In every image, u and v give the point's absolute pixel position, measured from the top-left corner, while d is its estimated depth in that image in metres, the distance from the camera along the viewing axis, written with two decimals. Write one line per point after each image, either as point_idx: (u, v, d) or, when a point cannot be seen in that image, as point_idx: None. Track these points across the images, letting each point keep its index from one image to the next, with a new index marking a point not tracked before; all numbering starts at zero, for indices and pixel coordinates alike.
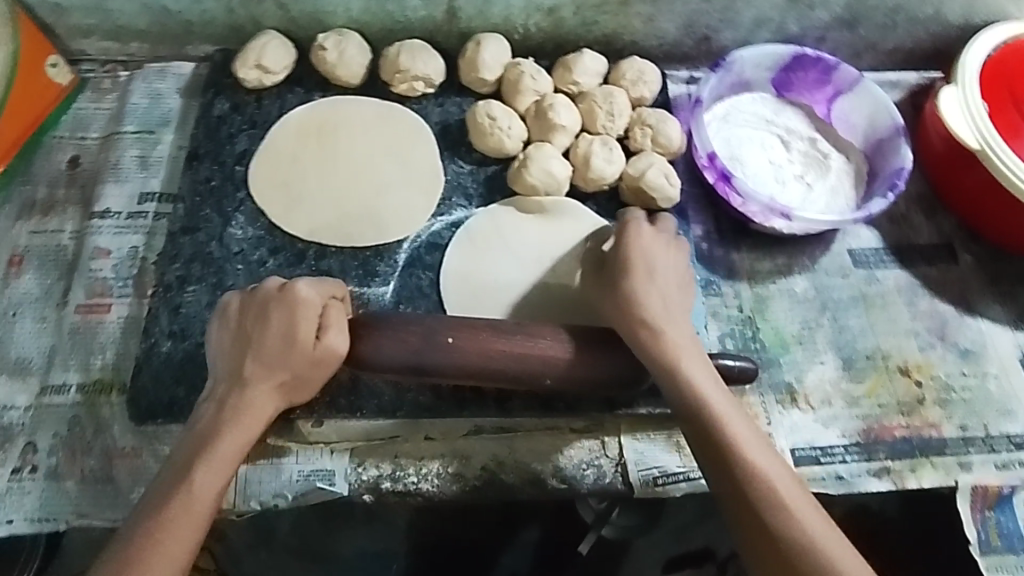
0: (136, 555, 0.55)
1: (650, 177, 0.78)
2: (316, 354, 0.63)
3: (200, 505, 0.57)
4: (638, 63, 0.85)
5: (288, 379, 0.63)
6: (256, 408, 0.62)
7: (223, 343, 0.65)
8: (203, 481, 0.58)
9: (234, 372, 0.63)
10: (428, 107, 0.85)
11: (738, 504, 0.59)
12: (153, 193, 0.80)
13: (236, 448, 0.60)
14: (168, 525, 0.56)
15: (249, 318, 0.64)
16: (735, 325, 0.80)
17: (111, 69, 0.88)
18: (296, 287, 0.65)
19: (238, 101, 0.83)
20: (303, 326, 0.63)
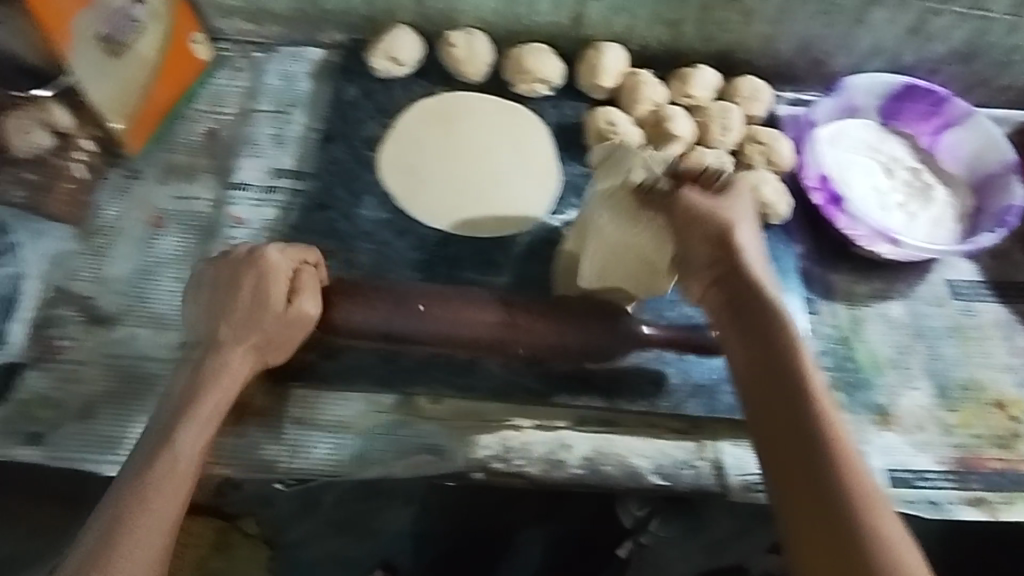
0: (125, 504, 0.53)
1: (764, 193, 0.81)
2: (287, 316, 0.66)
3: (187, 465, 0.57)
4: (754, 82, 0.87)
5: (261, 342, 0.65)
6: (232, 368, 0.63)
7: (198, 306, 0.67)
8: (187, 439, 0.58)
9: (207, 337, 0.65)
10: (544, 108, 0.89)
11: (797, 467, 0.51)
12: (287, 169, 0.84)
13: (215, 401, 0.61)
14: (163, 483, 0.55)
15: (221, 281, 0.65)
16: (831, 344, 0.82)
17: (246, 49, 0.92)
18: (267, 252, 0.66)
19: (368, 88, 0.88)
20: (272, 287, 0.65)
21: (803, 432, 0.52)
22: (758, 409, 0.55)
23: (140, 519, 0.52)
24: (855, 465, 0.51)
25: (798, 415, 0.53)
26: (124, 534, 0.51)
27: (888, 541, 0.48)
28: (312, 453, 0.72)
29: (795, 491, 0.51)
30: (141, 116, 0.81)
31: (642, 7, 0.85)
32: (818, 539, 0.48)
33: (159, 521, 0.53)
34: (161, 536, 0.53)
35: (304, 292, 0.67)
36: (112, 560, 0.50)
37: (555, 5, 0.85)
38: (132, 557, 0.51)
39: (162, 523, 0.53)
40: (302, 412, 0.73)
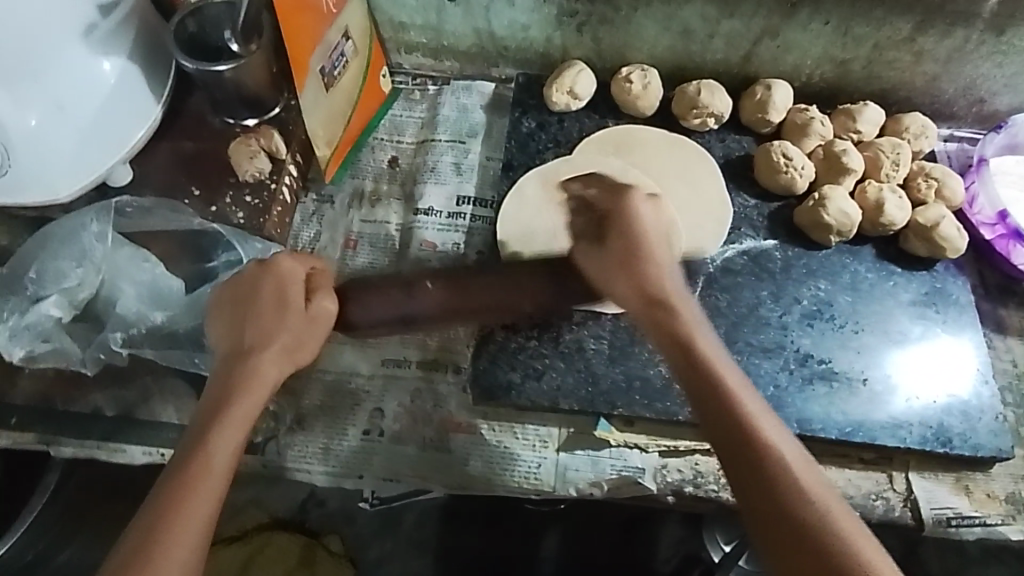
0: (164, 513, 0.51)
1: (944, 228, 0.82)
2: (310, 315, 0.65)
3: (221, 471, 0.54)
4: (921, 118, 0.89)
5: (288, 342, 0.62)
6: (268, 375, 0.60)
7: (220, 325, 0.64)
8: (221, 445, 0.55)
9: (235, 346, 0.62)
10: (711, 141, 0.91)
11: (754, 480, 0.54)
12: (470, 197, 0.89)
13: (250, 409, 0.58)
14: (190, 492, 0.52)
15: (236, 297, 0.64)
16: (1011, 380, 0.82)
17: (421, 81, 0.96)
18: (280, 262, 0.66)
19: (543, 120, 0.91)
20: (268, 290, 0.64)
21: (746, 441, 0.55)
22: (700, 415, 0.58)
23: (168, 535, 0.50)
24: (803, 471, 0.54)
25: (735, 425, 0.56)
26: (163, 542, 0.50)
27: (859, 549, 0.51)
28: (513, 472, 0.73)
29: (757, 504, 0.54)
30: (339, 143, 0.86)
31: (814, 46, 0.87)
32: (790, 554, 0.51)
33: (196, 523, 0.51)
34: (191, 548, 0.50)
35: (322, 290, 0.67)
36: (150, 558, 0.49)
37: (730, 44, 0.88)
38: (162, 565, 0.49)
39: (195, 532, 0.51)
40: (506, 430, 0.75)
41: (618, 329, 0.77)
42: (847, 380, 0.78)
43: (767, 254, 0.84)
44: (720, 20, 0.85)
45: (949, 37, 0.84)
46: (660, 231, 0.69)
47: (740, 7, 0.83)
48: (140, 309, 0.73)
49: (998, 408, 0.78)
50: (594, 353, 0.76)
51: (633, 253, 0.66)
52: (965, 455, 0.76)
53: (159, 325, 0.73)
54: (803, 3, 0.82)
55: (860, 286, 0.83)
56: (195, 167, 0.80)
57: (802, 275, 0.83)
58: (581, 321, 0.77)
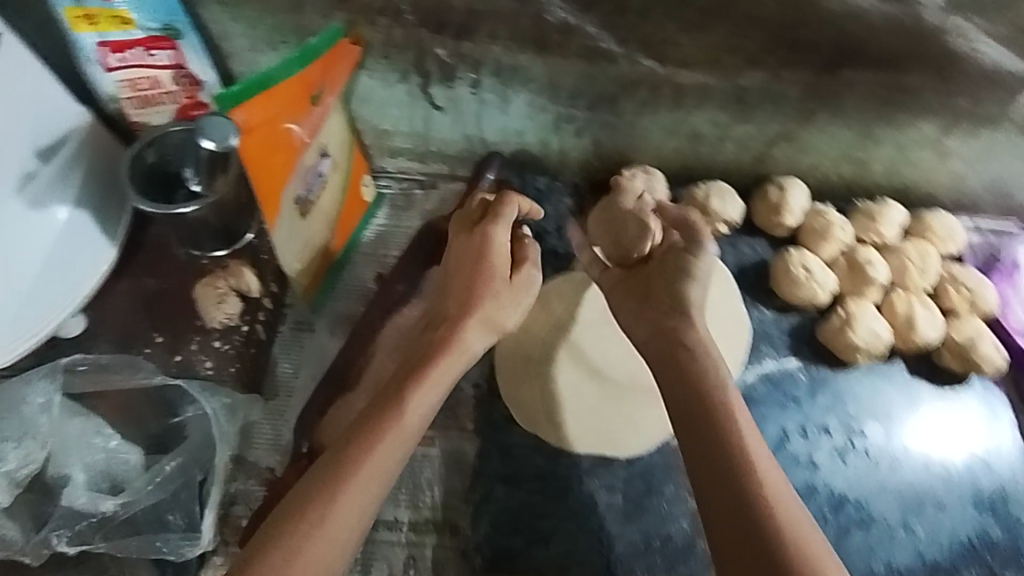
0: (347, 455, 0.55)
1: (981, 346, 0.76)
2: (513, 283, 0.69)
3: (410, 426, 0.58)
4: (946, 220, 0.84)
5: (488, 303, 0.66)
6: (470, 342, 0.64)
7: (446, 283, 0.68)
8: (416, 403, 0.59)
9: (438, 315, 0.66)
10: (722, 248, 0.85)
11: (718, 482, 0.52)
12: None
13: (448, 373, 0.62)
14: (379, 440, 0.56)
15: (465, 256, 0.68)
16: None
17: (407, 187, 0.90)
18: (495, 229, 0.68)
19: (540, 229, 0.85)
20: (497, 260, 0.67)
21: (722, 444, 0.54)
22: (677, 410, 0.57)
23: (345, 486, 0.53)
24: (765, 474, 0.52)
25: (706, 417, 0.55)
26: (345, 489, 0.53)
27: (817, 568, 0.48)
28: None
29: (717, 501, 0.52)
30: (319, 264, 0.78)
31: (832, 147, 0.81)
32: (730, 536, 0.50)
33: (356, 496, 0.53)
34: (371, 498, 0.54)
35: (529, 263, 0.71)
36: (286, 537, 0.50)
37: (741, 146, 0.82)
38: (331, 520, 0.51)
39: (365, 494, 0.53)
40: None
41: (632, 476, 0.71)
42: (887, 523, 0.71)
43: (791, 377, 0.78)
44: (732, 124, 0.79)
45: (977, 138, 0.78)
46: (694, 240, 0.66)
47: (753, 112, 0.77)
48: (89, 497, 0.65)
49: None
50: (606, 508, 0.69)
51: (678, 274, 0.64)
52: None
53: (111, 516, 0.64)
54: (820, 109, 0.76)
55: (895, 411, 0.76)
56: (157, 310, 0.74)
57: (830, 402, 0.76)
58: (591, 468, 0.71)
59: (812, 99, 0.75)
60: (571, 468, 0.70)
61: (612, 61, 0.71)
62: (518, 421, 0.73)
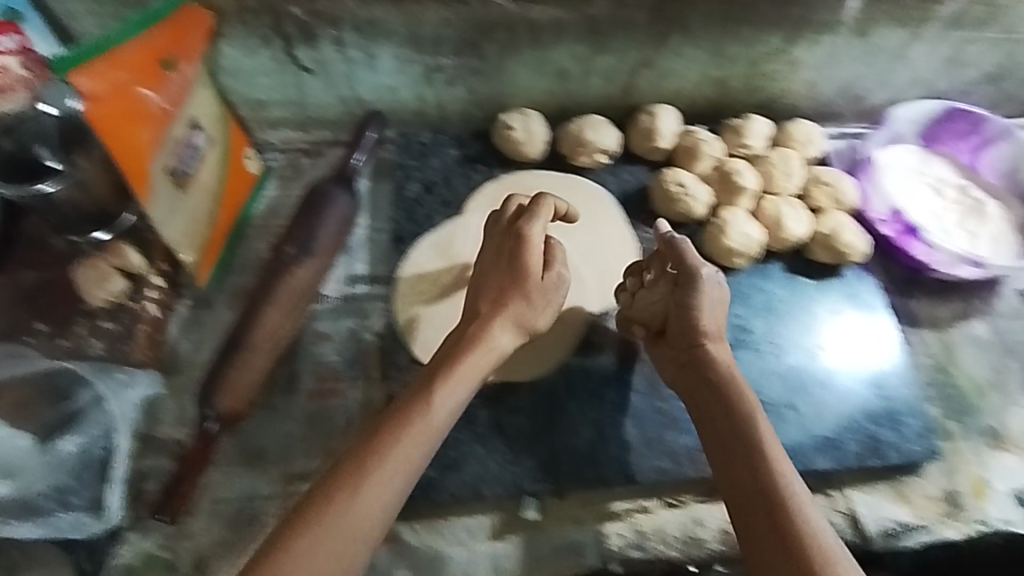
0: (373, 444, 0.58)
1: (842, 234, 0.81)
2: (543, 282, 0.69)
3: (434, 419, 0.60)
4: (805, 126, 0.89)
5: (518, 300, 0.68)
6: (495, 339, 0.66)
7: (480, 284, 0.70)
8: (441, 397, 0.62)
9: (470, 313, 0.68)
10: (605, 177, 0.89)
11: (732, 461, 0.60)
12: (363, 275, 0.82)
13: (476, 368, 0.64)
14: (403, 433, 0.59)
15: (490, 258, 0.71)
16: (930, 373, 0.82)
17: (295, 157, 0.92)
18: (527, 226, 0.70)
19: (428, 182, 0.88)
20: (529, 258, 0.69)
21: (734, 430, 0.61)
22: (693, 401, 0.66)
23: (372, 474, 0.57)
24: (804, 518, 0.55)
25: (748, 460, 0.59)
26: (369, 480, 0.56)
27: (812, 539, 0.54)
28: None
29: (728, 475, 0.60)
30: (208, 239, 0.79)
31: (691, 70, 0.86)
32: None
33: (381, 486, 0.56)
34: (391, 495, 0.56)
35: (557, 262, 0.71)
36: (315, 522, 0.54)
37: (607, 78, 0.86)
38: (362, 501, 0.55)
39: (390, 489, 0.57)
40: (431, 529, 0.70)
41: (536, 397, 0.74)
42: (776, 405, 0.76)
43: None
44: (593, 56, 0.82)
45: (818, 45, 0.84)
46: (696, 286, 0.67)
47: (609, 42, 0.81)
48: None
49: (922, 405, 0.78)
50: (513, 429, 0.72)
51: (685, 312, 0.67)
52: (903, 460, 0.74)
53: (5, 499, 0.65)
54: (671, 32, 0.80)
55: (775, 307, 0.82)
56: (39, 301, 0.73)
57: None
58: (495, 394, 0.74)
59: (659, 23, 0.79)
60: (477, 397, 0.73)
61: (464, 2, 0.74)
62: (419, 359, 0.75)
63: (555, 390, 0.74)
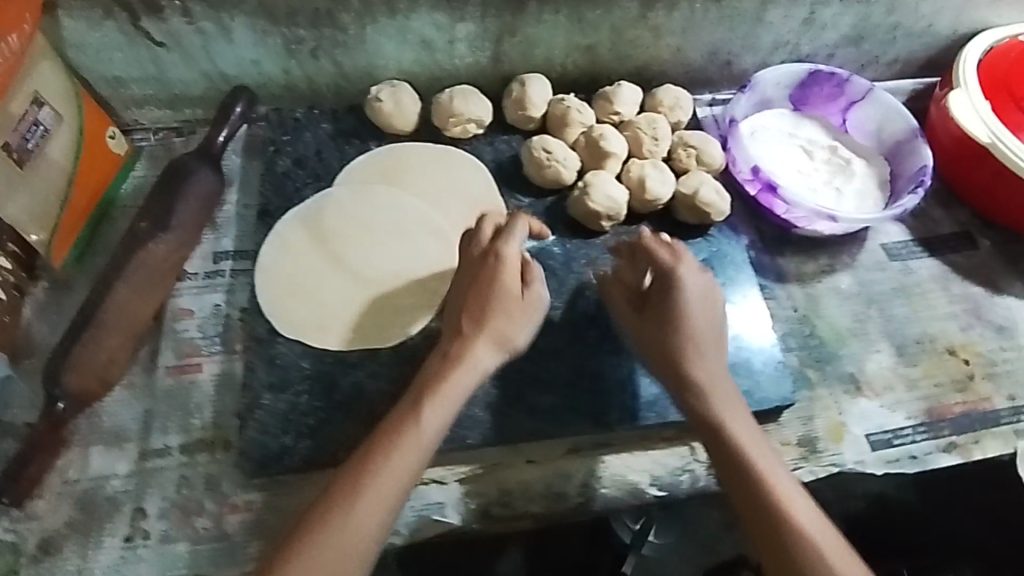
0: (366, 465, 0.61)
1: (703, 194, 0.83)
2: (524, 300, 0.72)
3: (425, 433, 0.64)
4: (672, 91, 0.91)
5: (501, 320, 0.70)
6: (478, 358, 0.68)
7: (455, 301, 0.72)
8: (431, 411, 0.64)
9: (454, 329, 0.70)
10: (480, 148, 0.90)
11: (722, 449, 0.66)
12: (228, 251, 0.82)
13: (461, 387, 0.66)
14: (396, 448, 0.62)
15: (460, 277, 0.73)
16: (793, 324, 0.85)
17: (166, 136, 0.89)
18: (503, 246, 0.72)
19: (299, 156, 0.87)
20: (502, 279, 0.71)
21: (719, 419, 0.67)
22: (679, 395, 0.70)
23: (365, 489, 0.60)
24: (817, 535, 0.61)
25: (732, 447, 0.66)
26: (364, 493, 0.60)
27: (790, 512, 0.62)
28: None
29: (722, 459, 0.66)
30: (66, 222, 0.77)
31: (555, 37, 0.87)
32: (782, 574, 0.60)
33: (376, 500, 0.60)
34: (383, 512, 0.61)
35: (535, 281, 0.74)
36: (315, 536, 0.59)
37: (473, 48, 0.87)
38: (360, 513, 0.60)
39: (382, 502, 0.61)
40: (288, 496, 0.70)
41: (399, 362, 0.75)
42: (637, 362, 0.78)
43: (546, 251, 0.83)
44: (454, 25, 0.84)
45: (676, 9, 0.87)
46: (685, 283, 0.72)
47: (467, 9, 0.82)
48: None
49: (781, 355, 0.81)
50: (374, 395, 0.73)
51: (672, 322, 0.71)
52: (758, 407, 0.77)
53: None
54: None
55: None
56: None
57: (583, 269, 0.83)
58: (356, 361, 0.74)
59: None
60: (338, 364, 0.74)
61: None
62: (281, 330, 0.75)
63: (417, 353, 0.75)
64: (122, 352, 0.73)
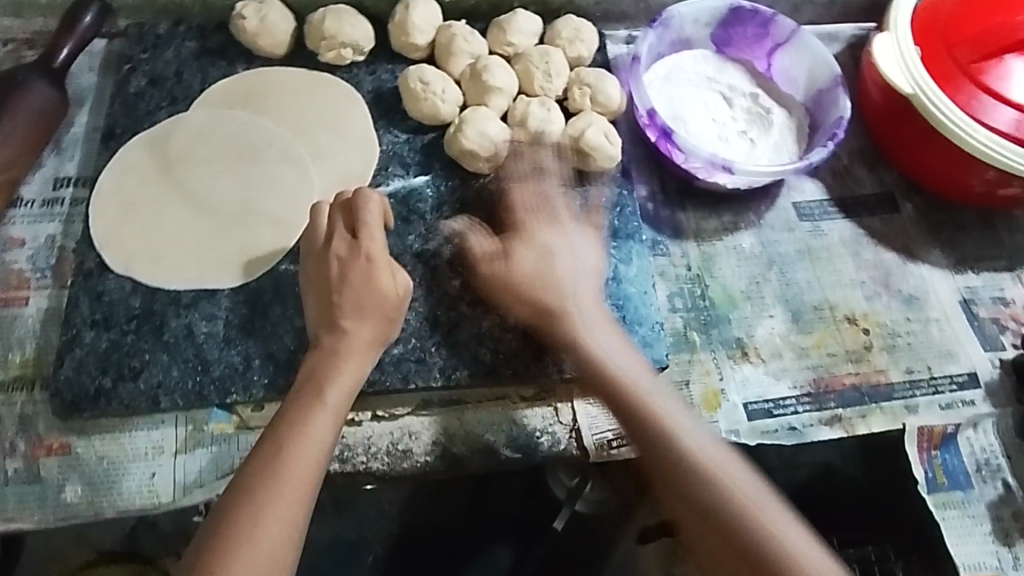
0: (280, 456, 0.59)
1: (589, 136, 0.77)
2: (397, 291, 0.68)
3: (331, 412, 0.62)
4: (573, 21, 0.83)
5: (381, 314, 0.66)
6: (359, 345, 0.65)
7: (317, 299, 0.66)
8: (332, 391, 0.63)
9: (326, 320, 0.66)
10: (359, 76, 0.81)
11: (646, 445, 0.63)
12: (70, 177, 0.75)
13: (356, 368, 0.64)
14: (305, 428, 0.60)
15: (322, 277, 0.66)
16: (684, 284, 0.80)
17: (15, 48, 0.81)
18: (370, 243, 0.67)
19: (156, 75, 0.79)
20: (376, 275, 0.67)
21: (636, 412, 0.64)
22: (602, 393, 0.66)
23: (281, 478, 0.58)
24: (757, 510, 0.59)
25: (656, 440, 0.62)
26: (282, 485, 0.58)
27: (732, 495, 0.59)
28: (120, 489, 0.64)
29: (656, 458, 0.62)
30: None
31: None
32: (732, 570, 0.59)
33: (299, 486, 0.58)
34: (304, 498, 0.58)
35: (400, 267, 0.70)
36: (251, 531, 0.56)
37: None
38: (285, 502, 0.57)
39: (302, 486, 0.58)
40: (108, 443, 0.65)
41: (237, 304, 0.69)
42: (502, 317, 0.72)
43: (417, 193, 0.77)
44: None
45: None
46: (565, 252, 0.71)
47: None
48: None
49: (659, 318, 0.75)
50: (205, 336, 0.67)
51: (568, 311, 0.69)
52: None
53: None
54: None
55: None
56: None
57: (454, 212, 0.76)
58: (191, 301, 0.68)
59: None
60: (170, 303, 0.68)
61: None
62: (112, 265, 0.69)
63: (258, 296, 0.69)
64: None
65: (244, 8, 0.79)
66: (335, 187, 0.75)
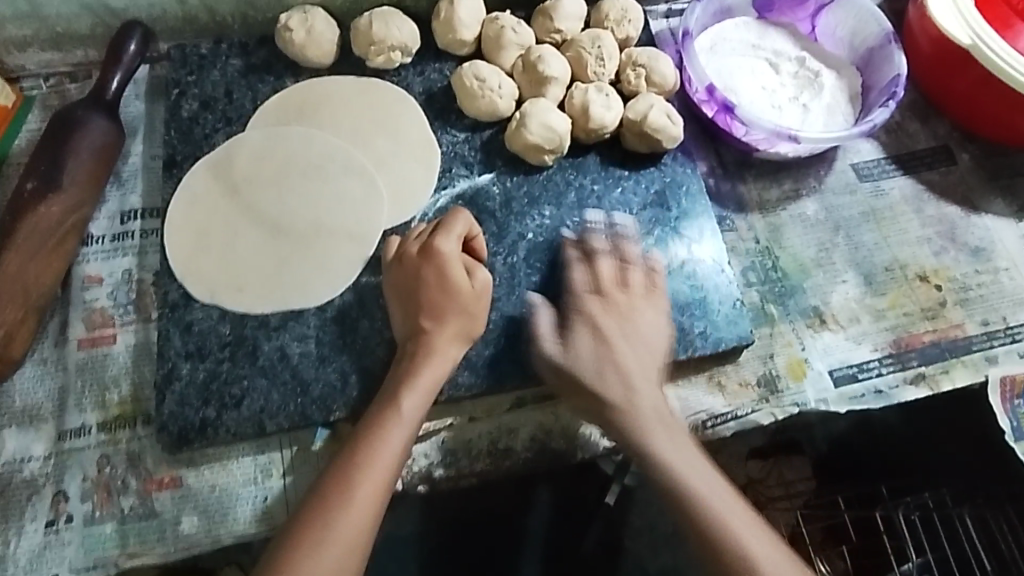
0: (353, 462, 0.60)
1: (653, 118, 0.76)
2: (476, 291, 0.68)
3: (407, 420, 0.62)
4: (619, 1, 0.81)
5: (462, 318, 0.67)
6: (440, 350, 0.65)
7: (394, 301, 0.68)
8: (409, 397, 0.63)
9: (409, 324, 0.67)
10: (409, 77, 0.80)
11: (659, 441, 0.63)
12: (136, 209, 0.75)
13: (434, 375, 0.64)
14: (382, 434, 0.61)
15: (404, 281, 0.67)
16: (754, 258, 0.80)
17: (57, 82, 0.80)
18: (439, 242, 0.68)
19: (207, 97, 0.78)
20: (453, 276, 0.67)
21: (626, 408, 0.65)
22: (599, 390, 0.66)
23: (356, 485, 0.59)
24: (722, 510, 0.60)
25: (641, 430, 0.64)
26: (355, 488, 0.58)
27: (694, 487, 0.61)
28: (235, 515, 0.65)
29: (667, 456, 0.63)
30: None
31: None
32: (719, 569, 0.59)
33: (369, 493, 0.59)
34: (375, 504, 0.59)
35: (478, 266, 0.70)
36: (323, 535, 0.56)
37: None
38: (355, 508, 0.58)
39: (374, 491, 0.59)
40: (216, 471, 0.66)
41: (325, 322, 0.69)
42: None
43: (484, 192, 0.76)
44: None
45: None
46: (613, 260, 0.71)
47: None
48: None
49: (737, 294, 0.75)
50: (298, 357, 0.68)
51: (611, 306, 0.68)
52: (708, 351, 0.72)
53: None
54: None
55: (588, 202, 0.77)
56: None
57: (522, 208, 0.76)
58: (280, 324, 0.69)
59: None
60: (259, 327, 0.68)
61: None
62: (195, 294, 0.69)
63: (345, 311, 0.70)
64: (24, 328, 0.67)
65: (288, 18, 0.77)
66: (401, 194, 0.75)
